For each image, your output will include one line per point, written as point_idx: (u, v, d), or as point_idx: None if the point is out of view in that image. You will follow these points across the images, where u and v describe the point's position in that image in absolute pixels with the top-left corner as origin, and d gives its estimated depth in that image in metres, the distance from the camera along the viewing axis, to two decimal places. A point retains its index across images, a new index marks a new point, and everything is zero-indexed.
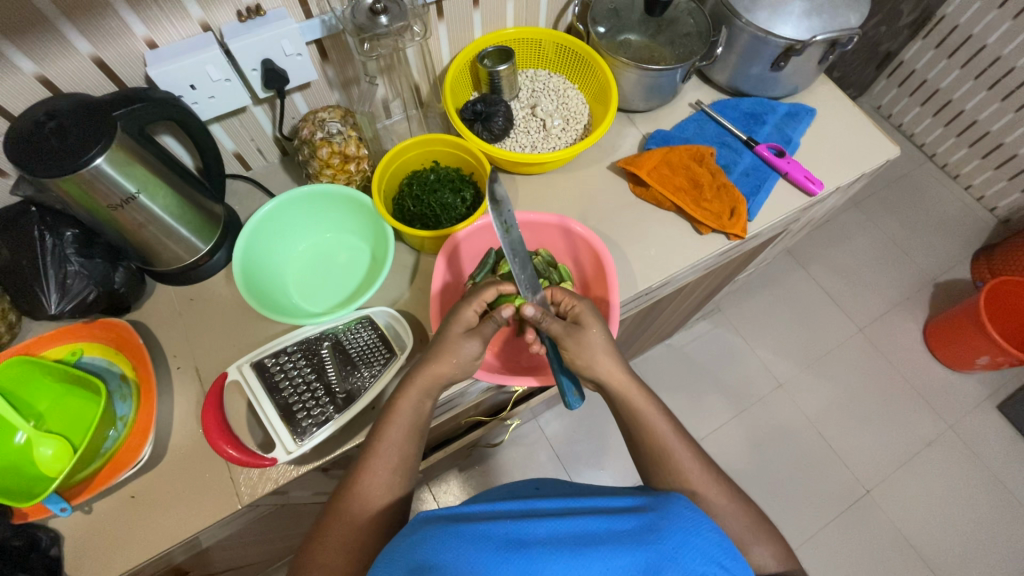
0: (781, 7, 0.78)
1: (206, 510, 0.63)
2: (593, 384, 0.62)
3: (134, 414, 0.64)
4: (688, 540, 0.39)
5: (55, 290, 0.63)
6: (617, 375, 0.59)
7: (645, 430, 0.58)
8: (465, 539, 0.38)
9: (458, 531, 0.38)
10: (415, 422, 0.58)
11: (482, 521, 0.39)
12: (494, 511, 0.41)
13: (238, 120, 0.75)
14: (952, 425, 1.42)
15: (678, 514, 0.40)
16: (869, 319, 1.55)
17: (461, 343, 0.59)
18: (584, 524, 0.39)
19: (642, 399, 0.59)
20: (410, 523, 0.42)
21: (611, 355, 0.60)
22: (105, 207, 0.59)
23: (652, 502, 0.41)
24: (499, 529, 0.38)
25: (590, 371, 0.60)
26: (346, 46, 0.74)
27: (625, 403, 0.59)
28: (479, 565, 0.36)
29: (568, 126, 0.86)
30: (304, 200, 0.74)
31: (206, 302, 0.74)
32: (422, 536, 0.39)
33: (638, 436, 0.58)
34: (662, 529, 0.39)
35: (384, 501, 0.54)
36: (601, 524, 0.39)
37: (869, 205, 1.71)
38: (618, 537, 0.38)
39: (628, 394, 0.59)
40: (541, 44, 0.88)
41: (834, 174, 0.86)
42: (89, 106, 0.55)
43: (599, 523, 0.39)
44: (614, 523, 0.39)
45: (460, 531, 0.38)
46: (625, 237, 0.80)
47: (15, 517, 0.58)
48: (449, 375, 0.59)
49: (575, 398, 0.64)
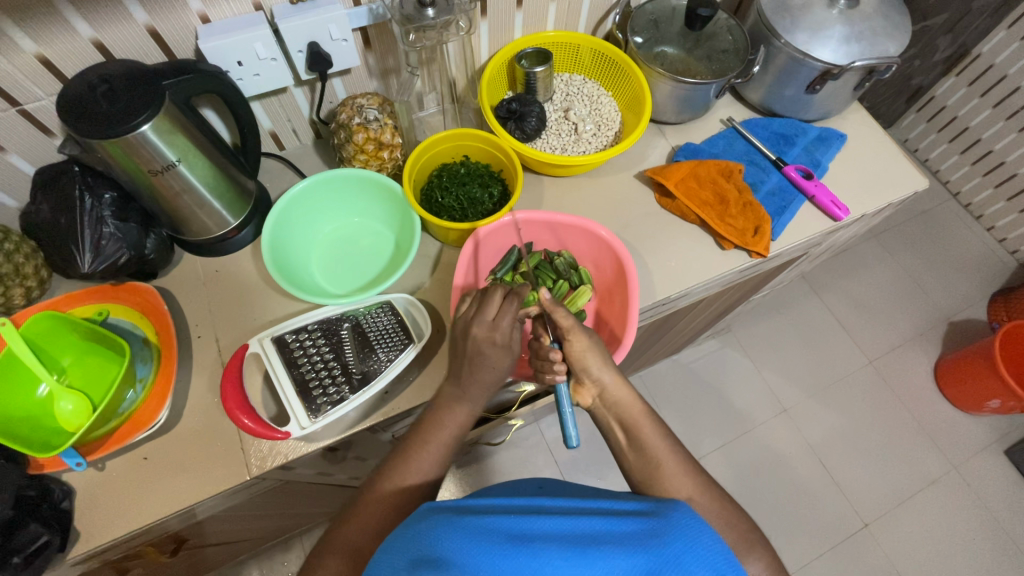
0: (821, 30, 0.78)
1: (217, 478, 0.64)
2: (591, 394, 0.62)
3: (152, 377, 0.66)
4: (689, 545, 0.39)
5: (89, 249, 0.64)
6: (612, 379, 0.61)
7: (644, 420, 0.59)
8: (468, 533, 0.38)
9: (462, 524, 0.39)
10: (437, 412, 0.59)
11: (487, 515, 0.40)
12: (499, 505, 0.42)
13: (278, 100, 0.77)
14: (957, 465, 1.41)
15: (681, 521, 0.41)
16: (879, 353, 1.54)
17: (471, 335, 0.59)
18: (588, 524, 0.39)
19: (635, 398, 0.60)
20: (416, 513, 0.43)
21: (606, 355, 0.62)
22: (145, 172, 0.60)
23: (655, 507, 0.42)
24: (503, 524, 0.39)
25: (590, 372, 0.61)
26: (390, 35, 0.74)
27: (623, 408, 0.60)
28: (484, 556, 0.37)
29: (599, 132, 0.86)
30: (336, 184, 0.76)
31: (231, 276, 0.75)
32: (430, 524, 0.40)
33: (637, 421, 0.59)
34: (665, 534, 0.39)
35: (395, 482, 0.54)
36: (604, 524, 0.39)
37: (888, 238, 1.69)
38: (621, 538, 0.39)
39: (625, 400, 0.60)
40: (579, 49, 0.88)
41: (859, 201, 0.86)
42: (141, 73, 0.57)
43: (601, 524, 0.39)
44: (618, 525, 0.40)
45: (464, 524, 0.39)
46: (647, 246, 0.81)
47: (31, 468, 0.60)
48: (468, 368, 0.60)
49: (577, 434, 0.58)
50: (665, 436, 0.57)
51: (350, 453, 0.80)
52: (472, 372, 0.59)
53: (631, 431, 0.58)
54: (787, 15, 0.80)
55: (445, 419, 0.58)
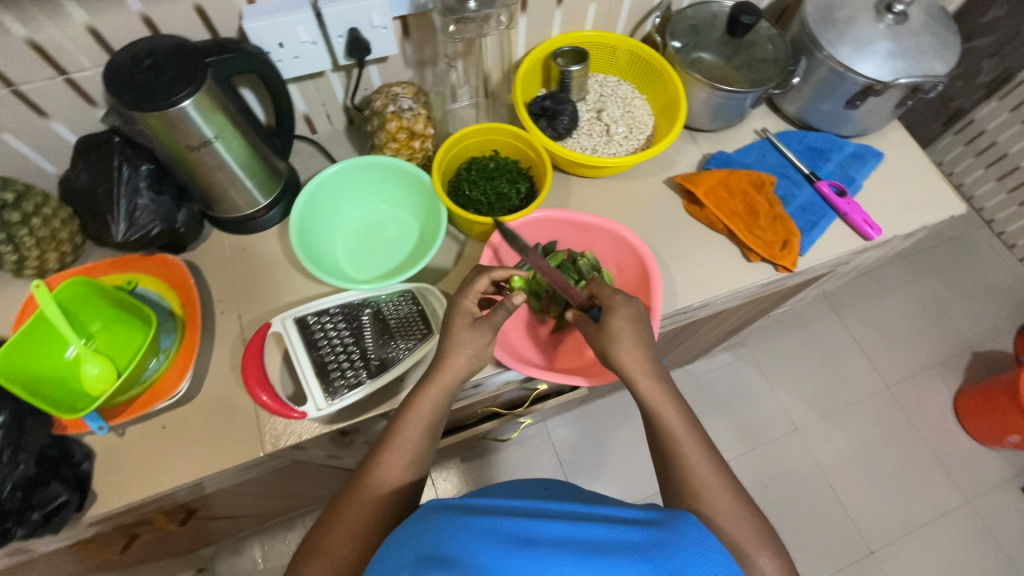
0: (866, 45, 0.76)
1: (233, 452, 0.65)
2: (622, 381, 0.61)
3: (176, 348, 0.67)
4: (694, 557, 0.41)
5: (124, 220, 0.65)
6: (642, 371, 0.59)
7: (674, 417, 0.57)
8: (478, 533, 0.38)
9: (470, 524, 0.39)
10: (430, 401, 0.58)
11: (495, 516, 0.40)
12: (504, 507, 0.41)
13: (314, 84, 0.77)
14: (971, 499, 1.37)
15: (686, 532, 0.42)
16: (897, 378, 1.51)
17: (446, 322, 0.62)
18: (599, 531, 0.40)
19: (665, 393, 0.58)
20: (419, 512, 0.42)
21: (636, 347, 0.60)
22: (183, 147, 0.61)
23: (661, 518, 0.43)
24: (512, 526, 0.39)
25: (618, 363, 0.60)
26: (429, 26, 0.74)
27: (650, 402, 0.58)
28: (493, 558, 0.36)
29: (631, 135, 0.86)
30: (367, 169, 0.76)
31: (257, 255, 0.76)
32: (432, 523, 0.40)
33: (664, 416, 0.57)
34: (672, 547, 0.40)
35: (397, 471, 0.55)
36: (614, 532, 0.40)
37: (914, 262, 1.66)
38: (631, 547, 0.39)
39: (654, 394, 0.58)
40: (615, 51, 0.87)
41: (892, 222, 0.84)
42: (187, 49, 0.58)
43: (611, 531, 0.40)
44: (627, 534, 0.40)
45: (473, 524, 0.39)
46: (672, 253, 0.80)
47: (56, 428, 0.62)
48: (443, 363, 0.60)
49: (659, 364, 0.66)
50: (696, 432, 0.57)
51: (361, 438, 0.81)
52: (437, 366, 0.59)
53: (661, 430, 0.57)
54: (831, 28, 0.78)
55: (428, 413, 0.58)
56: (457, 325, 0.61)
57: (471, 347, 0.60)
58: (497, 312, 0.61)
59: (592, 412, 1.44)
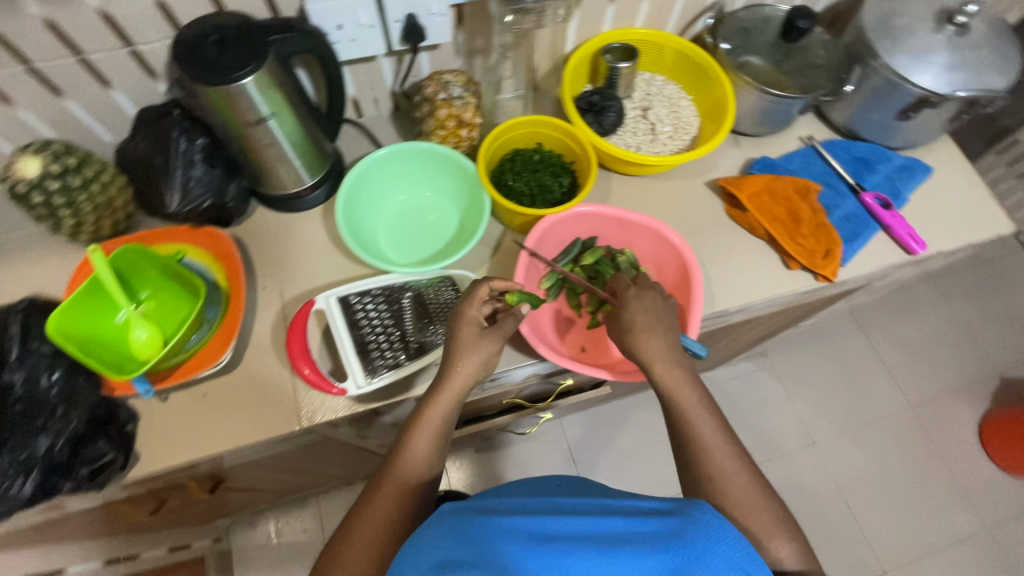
0: (924, 55, 0.75)
1: (271, 423, 0.66)
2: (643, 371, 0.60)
3: (220, 319, 0.68)
4: (715, 544, 0.39)
5: (179, 191, 0.67)
6: (660, 361, 0.58)
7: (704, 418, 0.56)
8: (491, 531, 0.40)
9: (484, 524, 0.41)
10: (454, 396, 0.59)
11: (507, 516, 0.41)
12: (517, 507, 0.43)
13: (366, 68, 0.78)
14: (990, 526, 1.35)
15: (706, 519, 0.41)
16: (921, 399, 1.48)
17: (452, 333, 0.61)
18: (612, 524, 0.40)
19: (687, 386, 0.57)
20: (436, 515, 0.44)
21: (657, 334, 0.59)
22: (241, 122, 0.63)
23: (679, 506, 0.42)
24: (525, 524, 0.40)
25: (638, 352, 0.59)
26: (483, 15, 0.75)
27: (670, 391, 0.57)
28: (507, 554, 0.38)
29: (676, 135, 0.85)
30: (414, 156, 0.77)
31: (300, 233, 0.78)
32: (451, 525, 0.42)
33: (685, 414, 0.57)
34: (690, 534, 0.39)
35: (412, 476, 0.56)
36: (627, 525, 0.40)
37: (945, 283, 1.62)
38: (646, 537, 0.39)
39: (674, 383, 0.57)
40: (663, 50, 0.86)
41: (937, 238, 0.83)
42: (252, 27, 0.59)
43: (624, 524, 0.40)
44: (641, 524, 0.40)
45: (486, 524, 0.40)
46: (711, 256, 0.79)
47: (104, 389, 0.63)
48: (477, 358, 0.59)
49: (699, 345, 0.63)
50: (718, 422, 0.57)
51: (389, 420, 0.82)
52: (448, 373, 0.59)
53: (682, 425, 0.57)
54: (889, 37, 0.77)
55: (440, 422, 0.58)
56: (465, 334, 0.60)
57: (481, 353, 0.59)
58: (506, 321, 0.62)
59: (607, 412, 1.43)
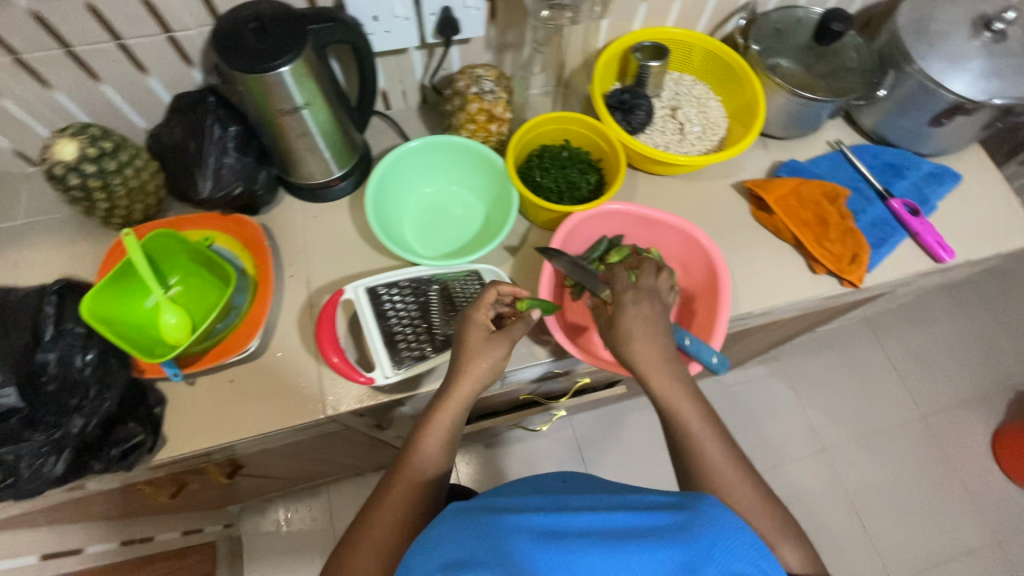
0: (960, 61, 0.74)
1: (296, 411, 0.67)
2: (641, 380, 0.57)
3: (248, 306, 0.69)
4: (722, 538, 0.39)
5: (211, 177, 0.67)
6: (656, 370, 0.55)
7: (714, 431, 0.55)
8: (497, 530, 0.40)
9: (491, 522, 0.40)
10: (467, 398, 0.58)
11: (513, 515, 0.41)
12: (523, 506, 0.43)
13: (397, 60, 0.78)
14: (1000, 539, 1.34)
15: (711, 514, 0.41)
16: (934, 409, 1.47)
17: (460, 335, 0.59)
18: (618, 520, 0.40)
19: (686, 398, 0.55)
20: (441, 513, 0.44)
21: (654, 344, 0.55)
22: (276, 110, 0.63)
23: (684, 501, 0.42)
24: (531, 521, 0.40)
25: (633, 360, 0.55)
26: (516, 10, 0.74)
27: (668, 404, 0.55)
28: (516, 551, 0.38)
29: (704, 136, 0.85)
30: (444, 149, 0.77)
31: (327, 223, 0.78)
32: (458, 524, 0.42)
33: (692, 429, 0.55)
34: (697, 529, 0.39)
35: (420, 478, 0.56)
36: (634, 520, 0.40)
37: (962, 293, 1.61)
38: (652, 533, 0.39)
39: (671, 396, 0.55)
40: (693, 50, 0.86)
41: (964, 247, 0.82)
42: (291, 16, 0.60)
43: (630, 519, 0.40)
44: (648, 519, 0.40)
45: (494, 523, 0.40)
46: (736, 258, 0.79)
47: (135, 370, 0.63)
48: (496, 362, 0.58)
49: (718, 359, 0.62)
50: (720, 433, 0.55)
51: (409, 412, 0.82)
52: (455, 378, 0.58)
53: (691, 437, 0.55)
54: (924, 42, 0.76)
55: (447, 427, 0.58)
56: (473, 337, 0.58)
57: (489, 358, 0.57)
58: (516, 326, 0.59)
59: (618, 411, 1.43)
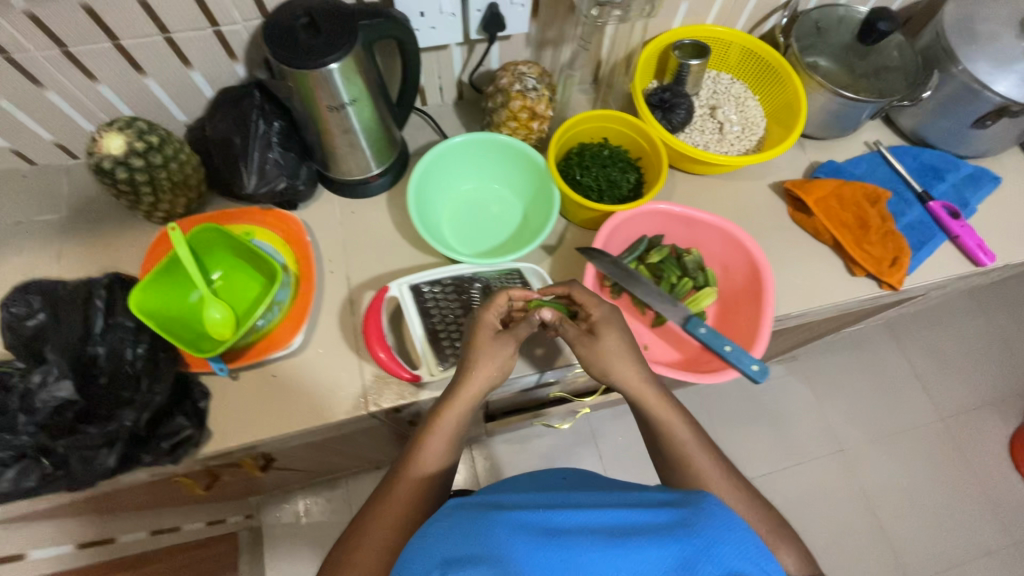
0: (1007, 62, 0.74)
1: (338, 406, 0.67)
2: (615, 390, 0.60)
3: (291, 301, 0.69)
4: (722, 533, 0.38)
5: (255, 172, 0.68)
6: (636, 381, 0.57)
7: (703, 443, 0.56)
8: (496, 524, 0.39)
9: (491, 517, 0.39)
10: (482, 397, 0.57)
11: (513, 510, 0.40)
12: (524, 502, 0.42)
13: (437, 56, 0.78)
14: (1018, 542, 1.34)
15: (711, 510, 0.39)
16: (953, 411, 1.46)
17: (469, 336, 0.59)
18: (620, 516, 0.39)
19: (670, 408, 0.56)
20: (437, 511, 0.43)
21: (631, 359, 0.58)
22: (322, 107, 0.63)
23: (682, 498, 0.41)
24: (532, 518, 0.39)
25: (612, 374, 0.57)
26: (559, 7, 0.74)
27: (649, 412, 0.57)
28: (517, 547, 0.37)
29: (743, 135, 0.84)
30: (486, 146, 0.77)
31: (365, 219, 0.78)
32: (454, 521, 0.41)
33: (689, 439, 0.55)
34: (697, 524, 0.38)
35: (421, 478, 0.54)
36: (636, 516, 0.39)
37: (983, 295, 1.60)
38: (653, 529, 0.38)
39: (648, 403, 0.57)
40: (731, 48, 0.85)
41: (1002, 250, 0.82)
42: (341, 12, 0.59)
43: (632, 515, 0.39)
44: (649, 516, 0.39)
45: (494, 518, 0.39)
46: (774, 258, 0.79)
47: (181, 364, 0.65)
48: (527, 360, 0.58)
49: (760, 367, 0.61)
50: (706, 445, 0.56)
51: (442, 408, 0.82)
52: (459, 380, 0.56)
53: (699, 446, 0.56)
54: (971, 42, 0.75)
55: (449, 429, 0.55)
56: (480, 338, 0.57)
57: (496, 359, 0.56)
58: (520, 327, 0.58)
59: None
